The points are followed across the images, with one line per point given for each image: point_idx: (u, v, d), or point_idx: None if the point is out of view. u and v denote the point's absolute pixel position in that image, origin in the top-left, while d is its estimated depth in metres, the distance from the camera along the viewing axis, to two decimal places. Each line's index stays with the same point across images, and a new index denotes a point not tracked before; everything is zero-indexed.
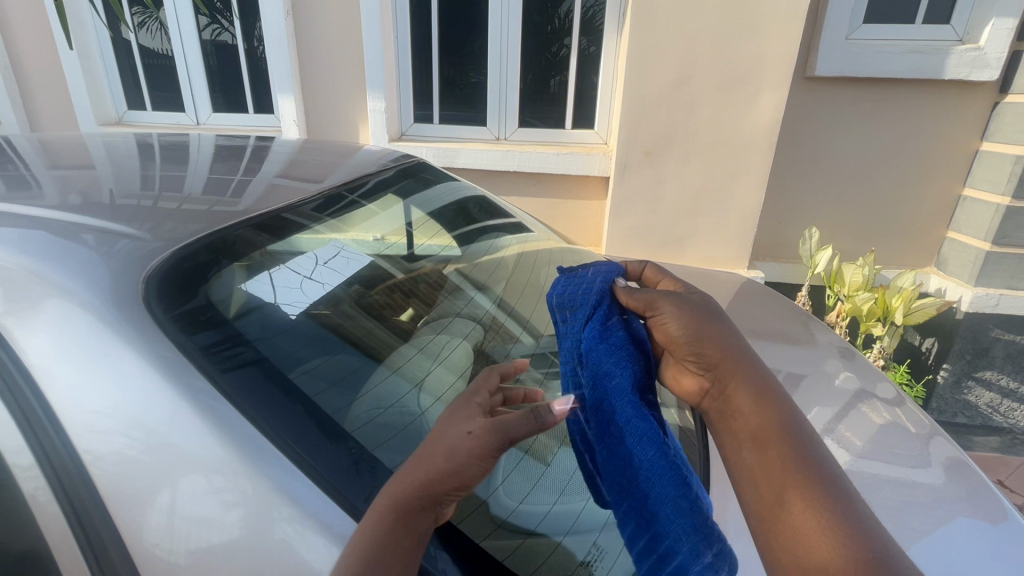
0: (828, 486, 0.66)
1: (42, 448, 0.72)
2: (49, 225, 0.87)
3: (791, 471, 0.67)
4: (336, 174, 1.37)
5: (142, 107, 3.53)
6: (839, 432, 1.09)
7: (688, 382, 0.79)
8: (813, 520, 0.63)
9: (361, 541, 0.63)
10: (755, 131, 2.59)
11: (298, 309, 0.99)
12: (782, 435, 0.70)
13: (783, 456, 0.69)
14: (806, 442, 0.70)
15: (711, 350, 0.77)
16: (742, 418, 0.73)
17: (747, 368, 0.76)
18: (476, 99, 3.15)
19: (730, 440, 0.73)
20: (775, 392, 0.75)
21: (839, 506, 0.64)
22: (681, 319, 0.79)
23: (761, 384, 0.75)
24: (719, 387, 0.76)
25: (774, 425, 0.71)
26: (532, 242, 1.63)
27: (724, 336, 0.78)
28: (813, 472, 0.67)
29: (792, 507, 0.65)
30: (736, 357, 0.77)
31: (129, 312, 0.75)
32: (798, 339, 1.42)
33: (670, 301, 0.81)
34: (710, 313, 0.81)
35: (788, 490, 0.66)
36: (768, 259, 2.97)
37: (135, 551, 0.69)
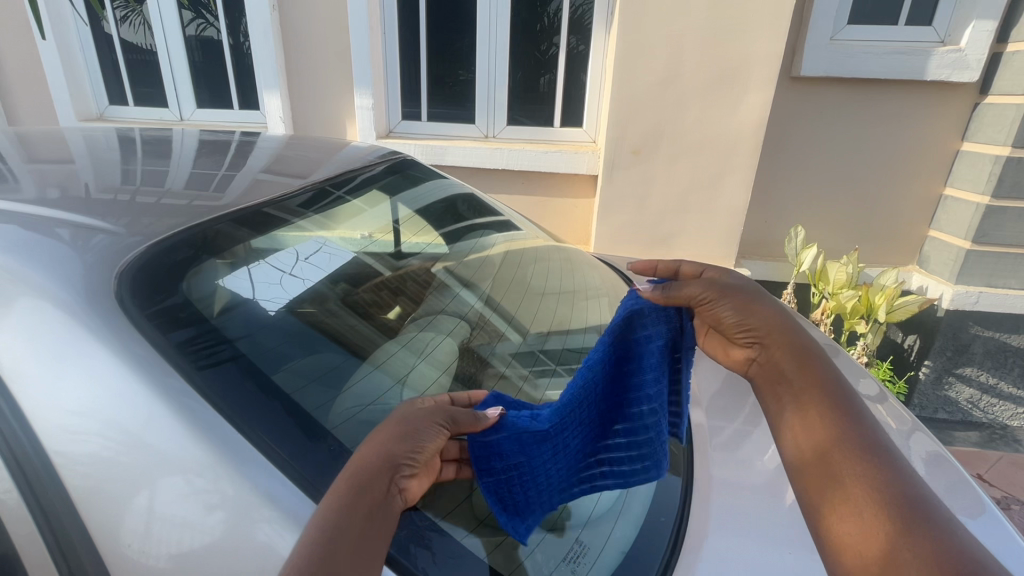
0: (871, 449, 0.80)
1: (13, 451, 0.70)
2: (22, 219, 0.85)
3: (842, 438, 0.81)
4: (321, 169, 1.36)
5: (123, 103, 3.46)
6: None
7: (738, 353, 0.98)
8: (857, 477, 0.76)
9: (325, 515, 0.64)
10: (741, 132, 2.61)
11: (278, 305, 0.97)
12: (828, 407, 0.86)
13: (830, 426, 0.83)
14: (851, 411, 0.85)
15: (761, 328, 0.94)
16: (789, 385, 0.91)
17: (794, 343, 0.94)
18: (465, 97, 3.14)
19: (787, 409, 0.90)
20: (819, 367, 0.92)
21: (879, 464, 0.77)
22: (733, 307, 0.94)
23: (807, 358, 0.92)
24: (765, 356, 0.94)
25: (818, 398, 0.88)
26: (520, 239, 1.62)
27: (769, 315, 0.96)
28: (858, 437, 0.81)
29: (836, 466, 0.79)
30: (787, 334, 0.95)
31: (102, 310, 0.73)
32: None
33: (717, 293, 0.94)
34: (756, 296, 0.98)
35: (833, 451, 0.80)
36: (754, 257, 3.00)
37: (110, 555, 0.67)
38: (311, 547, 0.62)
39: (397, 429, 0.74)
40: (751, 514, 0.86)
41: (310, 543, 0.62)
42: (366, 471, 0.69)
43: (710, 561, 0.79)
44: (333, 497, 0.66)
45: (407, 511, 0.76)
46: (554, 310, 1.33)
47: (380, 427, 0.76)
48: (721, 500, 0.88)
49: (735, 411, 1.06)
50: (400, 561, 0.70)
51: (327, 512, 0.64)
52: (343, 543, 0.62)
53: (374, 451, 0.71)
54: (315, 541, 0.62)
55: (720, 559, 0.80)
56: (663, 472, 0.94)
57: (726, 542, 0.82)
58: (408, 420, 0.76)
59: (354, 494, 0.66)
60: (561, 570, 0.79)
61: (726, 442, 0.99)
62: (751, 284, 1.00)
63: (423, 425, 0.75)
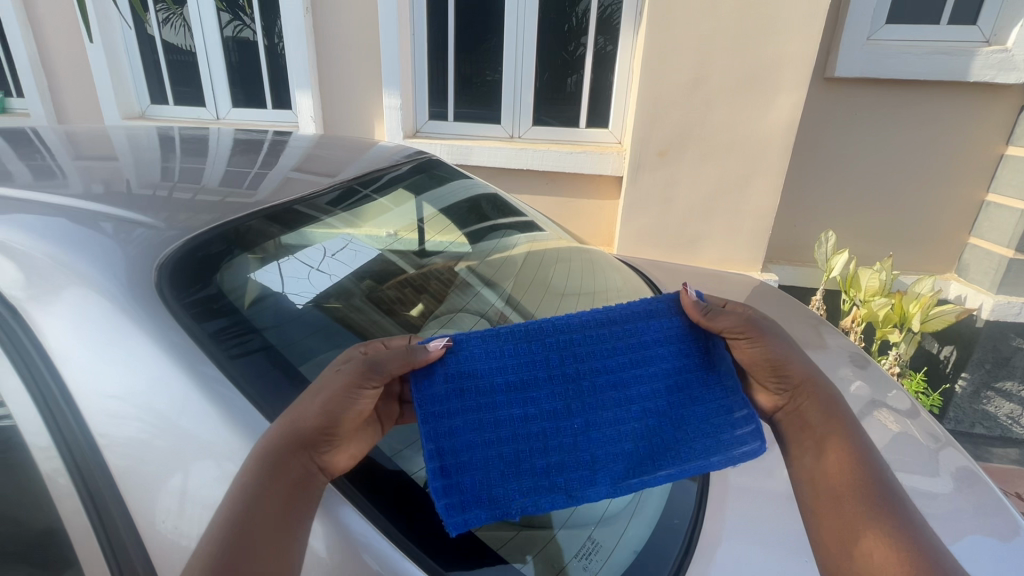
0: (887, 500, 0.76)
1: (59, 431, 0.73)
2: (70, 213, 0.89)
3: (857, 489, 0.77)
4: (348, 168, 1.40)
5: (164, 101, 3.60)
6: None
7: (766, 400, 0.86)
8: (871, 531, 0.74)
9: (240, 493, 0.66)
10: (771, 132, 2.55)
11: (305, 299, 1.00)
12: (843, 448, 0.81)
13: (846, 472, 0.79)
14: (869, 455, 0.80)
15: (792, 374, 0.84)
16: (812, 431, 0.83)
17: (815, 391, 0.84)
18: (492, 97, 3.17)
19: (803, 448, 0.83)
20: (840, 406, 0.84)
21: (892, 517, 0.75)
22: (763, 345, 0.84)
23: (833, 409, 0.84)
24: (793, 404, 0.84)
25: (836, 440, 0.81)
26: (543, 240, 1.63)
27: (801, 358, 0.86)
28: (871, 487, 0.77)
29: (850, 523, 0.75)
30: (817, 384, 0.85)
31: (144, 301, 0.77)
32: (812, 345, 1.42)
33: (757, 329, 0.85)
34: (784, 339, 0.87)
35: (850, 501, 0.77)
36: (782, 261, 2.94)
37: (148, 535, 0.71)
38: (227, 532, 0.64)
39: (321, 396, 0.71)
40: (770, 522, 0.85)
41: (231, 519, 0.64)
42: (287, 448, 0.67)
43: (725, 566, 0.79)
44: (249, 478, 0.66)
45: (425, 502, 0.78)
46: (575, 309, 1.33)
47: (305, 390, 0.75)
48: (742, 507, 0.87)
49: None
50: (420, 551, 0.71)
51: (241, 491, 0.66)
52: (257, 528, 0.64)
53: (293, 427, 0.69)
54: (235, 519, 0.64)
55: (734, 563, 0.80)
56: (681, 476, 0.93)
57: (742, 549, 0.82)
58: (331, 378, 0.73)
59: (270, 475, 0.66)
60: (573, 566, 0.79)
61: None
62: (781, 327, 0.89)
63: (349, 389, 0.71)
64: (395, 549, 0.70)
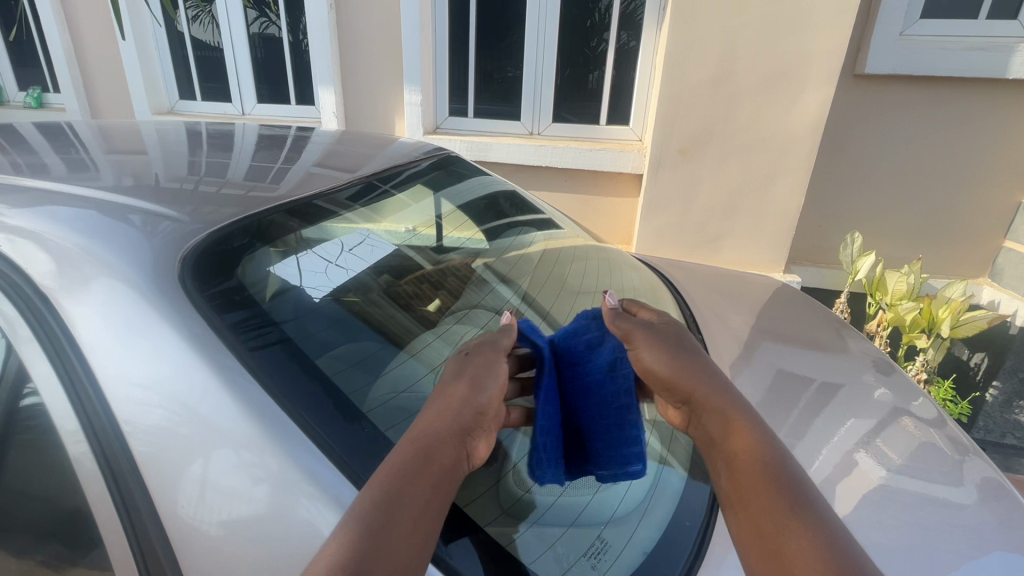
0: (803, 501, 0.70)
1: (88, 416, 0.75)
2: (100, 205, 0.92)
3: (768, 494, 0.71)
4: (368, 164, 1.42)
5: (191, 96, 3.68)
6: (873, 446, 1.07)
7: (673, 415, 0.86)
8: (792, 538, 0.66)
9: (391, 471, 0.68)
10: (797, 130, 2.50)
11: (323, 293, 1.02)
12: (751, 456, 0.75)
13: (754, 478, 0.73)
14: (780, 459, 0.75)
15: (686, 386, 0.82)
16: (719, 445, 0.78)
17: (714, 400, 0.81)
18: (513, 94, 3.16)
19: (715, 463, 0.78)
20: (744, 414, 0.80)
21: (809, 520, 0.68)
22: (656, 351, 0.85)
23: (731, 415, 0.80)
24: (694, 416, 0.82)
25: (745, 447, 0.76)
26: (560, 238, 1.63)
27: (694, 366, 0.84)
28: (779, 485, 0.72)
29: (771, 529, 0.68)
30: (713, 391, 0.82)
31: (169, 292, 0.79)
32: (835, 349, 1.39)
33: (643, 333, 0.87)
34: (681, 345, 0.87)
35: (762, 507, 0.70)
36: (806, 263, 2.88)
37: (168, 518, 0.72)
38: (374, 508, 0.64)
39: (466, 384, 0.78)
40: None
41: (380, 495, 0.65)
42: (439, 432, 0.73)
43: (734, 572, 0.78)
44: (402, 459, 0.70)
45: None
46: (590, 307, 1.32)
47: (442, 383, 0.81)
48: None
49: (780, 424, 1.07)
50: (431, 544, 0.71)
51: (396, 469, 0.68)
52: (411, 506, 0.66)
53: (445, 413, 0.75)
54: (387, 492, 0.66)
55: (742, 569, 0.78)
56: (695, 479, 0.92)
57: None
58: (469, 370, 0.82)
59: (426, 454, 0.70)
60: (581, 565, 0.79)
61: None
62: (679, 331, 0.91)
63: (490, 375, 0.80)
64: None
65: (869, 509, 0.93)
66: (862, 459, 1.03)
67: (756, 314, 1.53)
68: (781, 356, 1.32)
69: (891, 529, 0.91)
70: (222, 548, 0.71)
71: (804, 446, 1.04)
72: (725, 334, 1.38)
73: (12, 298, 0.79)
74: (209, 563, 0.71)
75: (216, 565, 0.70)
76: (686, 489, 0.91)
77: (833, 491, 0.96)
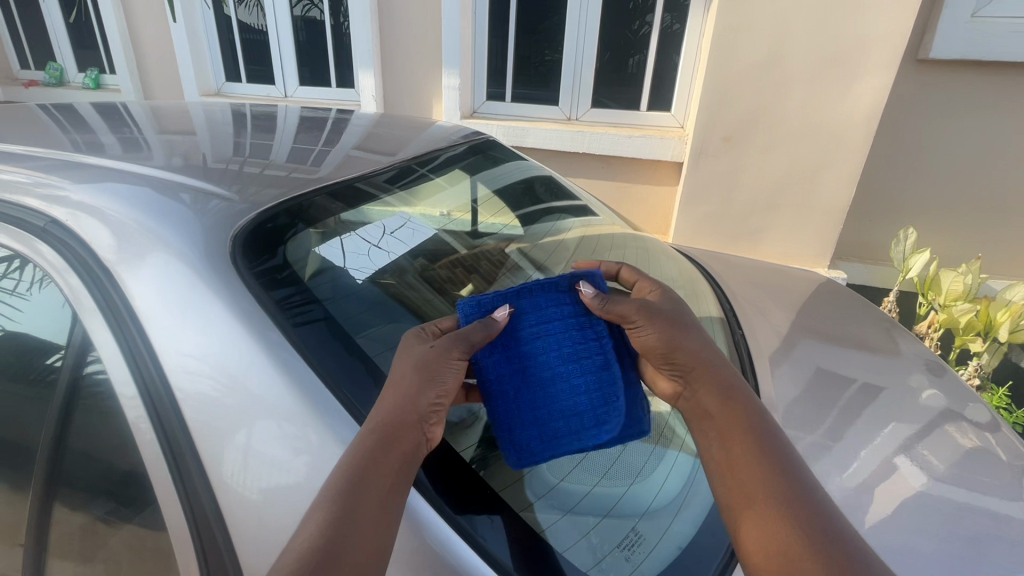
0: (791, 475, 0.74)
1: (143, 382, 0.78)
2: (154, 183, 0.96)
3: (757, 465, 0.75)
4: (407, 147, 1.43)
5: (237, 78, 3.77)
6: (916, 452, 1.03)
7: (666, 388, 0.84)
8: (773, 504, 0.71)
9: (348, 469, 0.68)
10: (851, 118, 2.37)
11: (364, 274, 1.04)
12: (744, 429, 0.78)
13: (745, 449, 0.76)
14: (772, 437, 0.78)
15: (686, 361, 0.82)
16: (711, 417, 0.80)
17: (713, 376, 0.82)
18: (551, 78, 3.11)
19: (703, 433, 0.80)
20: (741, 393, 0.82)
21: (794, 490, 0.72)
22: (661, 325, 0.83)
23: (731, 393, 0.82)
24: (691, 391, 0.82)
25: (739, 421, 0.79)
26: (596, 225, 1.62)
27: (696, 343, 0.84)
28: (764, 453, 0.76)
29: (753, 505, 0.72)
30: (714, 369, 0.83)
31: (218, 269, 0.82)
32: (883, 350, 1.33)
33: (640, 313, 0.84)
34: (680, 323, 0.86)
35: (749, 476, 0.74)
36: (852, 259, 2.77)
37: (217, 483, 0.75)
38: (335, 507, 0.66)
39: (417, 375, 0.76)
40: None
41: (341, 493, 0.66)
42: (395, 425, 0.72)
43: None
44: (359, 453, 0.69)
45: (475, 480, 0.79)
46: None
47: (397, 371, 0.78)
48: None
49: (819, 424, 1.04)
50: (463, 524, 0.73)
51: (356, 463, 0.68)
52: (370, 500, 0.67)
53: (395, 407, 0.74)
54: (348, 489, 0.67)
55: None
56: None
57: None
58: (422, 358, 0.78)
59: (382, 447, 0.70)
60: (615, 556, 0.79)
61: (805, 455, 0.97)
62: (677, 304, 0.91)
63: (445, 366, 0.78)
64: (439, 518, 0.72)
65: (911, 515, 0.90)
66: (903, 464, 0.99)
67: (799, 310, 1.48)
68: (823, 355, 1.27)
69: (938, 537, 0.87)
70: (266, 513, 0.73)
71: (842, 446, 1.01)
72: (765, 329, 1.33)
73: (75, 269, 0.83)
74: (254, 527, 0.73)
75: (261, 529, 0.73)
76: None
77: (870, 495, 0.93)
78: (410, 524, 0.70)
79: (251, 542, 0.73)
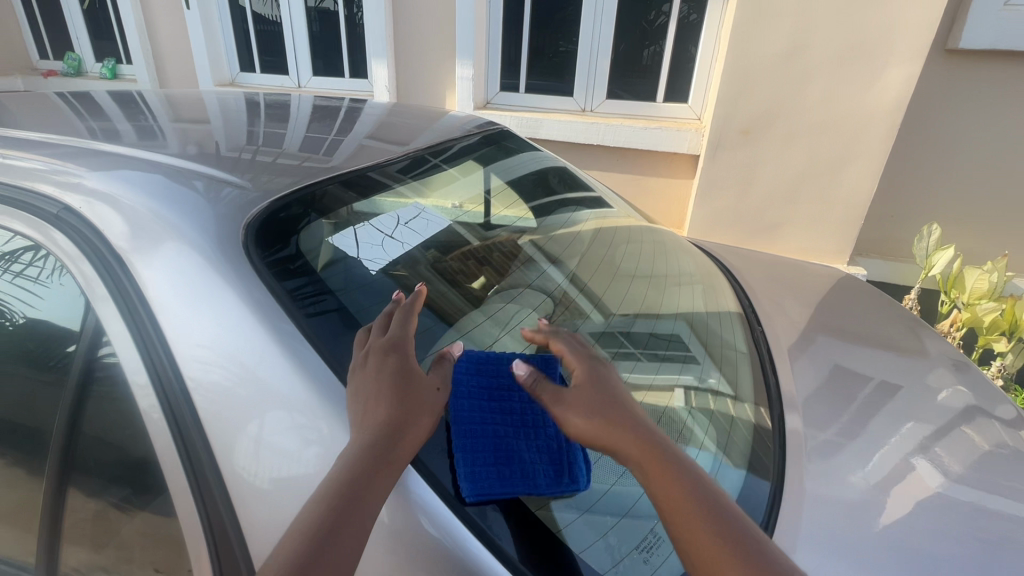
0: (735, 525, 0.66)
1: (155, 370, 0.78)
2: (167, 171, 0.96)
3: (704, 525, 0.65)
4: (420, 136, 1.42)
5: (251, 69, 3.78)
6: (932, 452, 0.99)
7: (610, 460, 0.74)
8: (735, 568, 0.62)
9: (333, 484, 0.65)
10: (874, 110, 2.30)
11: (378, 265, 1.03)
12: (676, 484, 0.68)
13: (685, 510, 0.67)
14: (700, 481, 0.69)
15: (614, 438, 0.71)
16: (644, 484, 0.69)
17: (629, 437, 0.71)
18: (566, 69, 3.07)
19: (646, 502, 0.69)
20: (659, 442, 0.72)
21: (743, 544, 0.64)
22: (582, 409, 0.73)
23: (652, 445, 0.71)
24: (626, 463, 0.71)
25: (670, 479, 0.68)
26: (611, 217, 1.59)
27: (609, 407, 0.73)
28: (705, 507, 0.67)
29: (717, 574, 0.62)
30: (634, 429, 0.72)
31: (231, 258, 0.82)
32: (905, 348, 1.29)
33: (557, 397, 0.75)
34: (596, 386, 0.76)
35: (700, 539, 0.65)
36: (873, 255, 2.70)
37: (227, 473, 0.75)
38: (322, 517, 0.63)
39: (398, 390, 0.73)
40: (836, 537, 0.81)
41: (326, 508, 0.63)
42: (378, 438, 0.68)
43: None
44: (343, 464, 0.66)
45: None
46: (644, 294, 1.29)
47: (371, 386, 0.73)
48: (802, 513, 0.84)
49: (840, 423, 1.02)
50: (477, 522, 0.72)
51: (340, 480, 0.65)
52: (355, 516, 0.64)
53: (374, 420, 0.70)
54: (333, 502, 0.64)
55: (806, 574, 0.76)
56: (748, 474, 0.91)
57: (815, 564, 0.77)
58: (402, 373, 0.75)
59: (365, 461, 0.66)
60: (633, 558, 0.77)
61: (826, 455, 0.95)
62: (608, 372, 0.80)
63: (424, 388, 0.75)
64: (451, 516, 0.70)
65: (930, 515, 0.86)
66: (920, 464, 0.95)
67: (821, 307, 1.44)
68: (842, 352, 1.24)
69: (967, 540, 0.83)
70: (276, 502, 0.73)
71: (856, 445, 0.97)
72: (784, 326, 1.30)
73: (88, 257, 0.83)
74: (265, 516, 0.73)
75: (271, 518, 0.72)
76: (745, 486, 0.88)
77: (885, 494, 0.89)
78: (423, 519, 0.69)
79: (262, 530, 0.73)
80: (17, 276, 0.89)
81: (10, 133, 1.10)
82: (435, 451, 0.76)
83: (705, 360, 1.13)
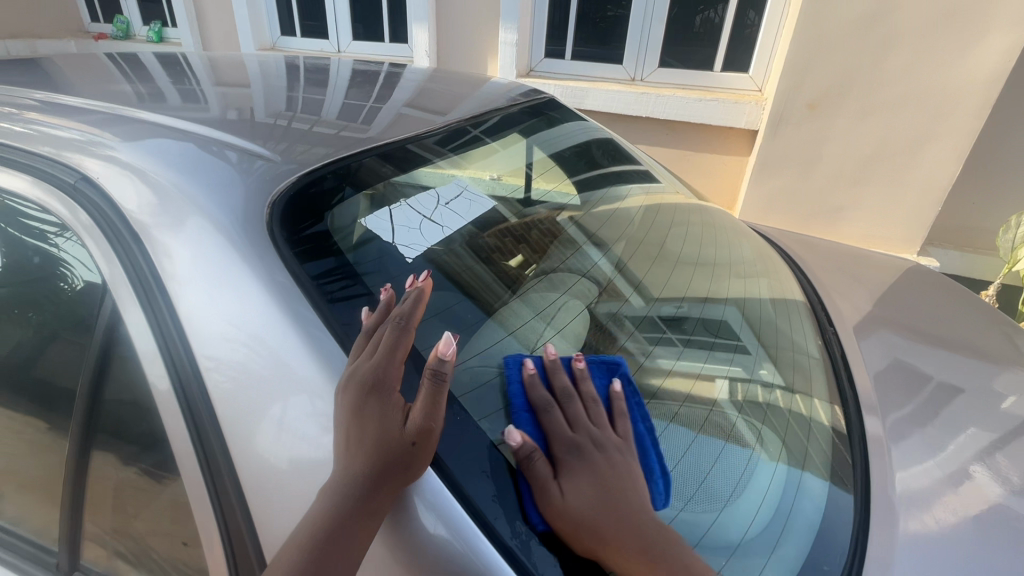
0: None
1: (170, 349, 0.74)
2: (196, 140, 0.91)
3: None
4: (460, 105, 1.33)
5: (291, 32, 3.73)
6: (1000, 466, 0.86)
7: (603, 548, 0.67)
8: None
9: (316, 529, 0.60)
10: (964, 84, 2.06)
11: (416, 250, 0.96)
12: None
13: None
14: None
15: (606, 540, 0.62)
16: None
17: (621, 543, 0.62)
18: (615, 34, 2.88)
19: None
20: (659, 541, 0.64)
21: None
22: (575, 502, 0.64)
23: (648, 546, 0.63)
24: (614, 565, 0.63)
25: None
26: (659, 192, 1.48)
27: (600, 504, 0.64)
28: None
29: None
30: (629, 529, 0.63)
31: (254, 236, 0.77)
32: (990, 354, 1.14)
33: (549, 481, 0.65)
34: (589, 476, 0.66)
35: None
36: (947, 246, 2.54)
37: (240, 459, 0.71)
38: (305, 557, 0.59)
39: (373, 435, 0.62)
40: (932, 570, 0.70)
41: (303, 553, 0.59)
42: (356, 488, 0.61)
43: None
44: (323, 510, 0.61)
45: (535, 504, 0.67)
46: (698, 283, 1.19)
47: (347, 425, 0.64)
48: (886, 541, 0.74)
49: (916, 439, 0.90)
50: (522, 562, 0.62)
51: (320, 527, 0.60)
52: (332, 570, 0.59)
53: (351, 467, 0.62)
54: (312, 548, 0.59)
55: None
56: (821, 499, 0.80)
57: None
58: (379, 411, 0.63)
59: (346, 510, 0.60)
60: None
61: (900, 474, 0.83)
62: (614, 453, 0.70)
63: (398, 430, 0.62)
64: (493, 551, 0.61)
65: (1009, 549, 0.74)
66: (978, 474, 0.85)
67: (897, 304, 1.29)
68: (917, 356, 1.10)
69: None
70: (290, 493, 0.69)
71: (902, 451, 0.87)
72: (853, 325, 1.17)
73: (105, 230, 0.79)
74: (278, 500, 0.69)
75: (283, 507, 0.69)
76: (823, 521, 0.77)
77: (948, 519, 0.78)
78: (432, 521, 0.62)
79: (274, 519, 0.69)
80: (61, 249, 0.85)
81: (52, 96, 1.08)
82: (473, 472, 0.66)
83: (758, 353, 1.04)
